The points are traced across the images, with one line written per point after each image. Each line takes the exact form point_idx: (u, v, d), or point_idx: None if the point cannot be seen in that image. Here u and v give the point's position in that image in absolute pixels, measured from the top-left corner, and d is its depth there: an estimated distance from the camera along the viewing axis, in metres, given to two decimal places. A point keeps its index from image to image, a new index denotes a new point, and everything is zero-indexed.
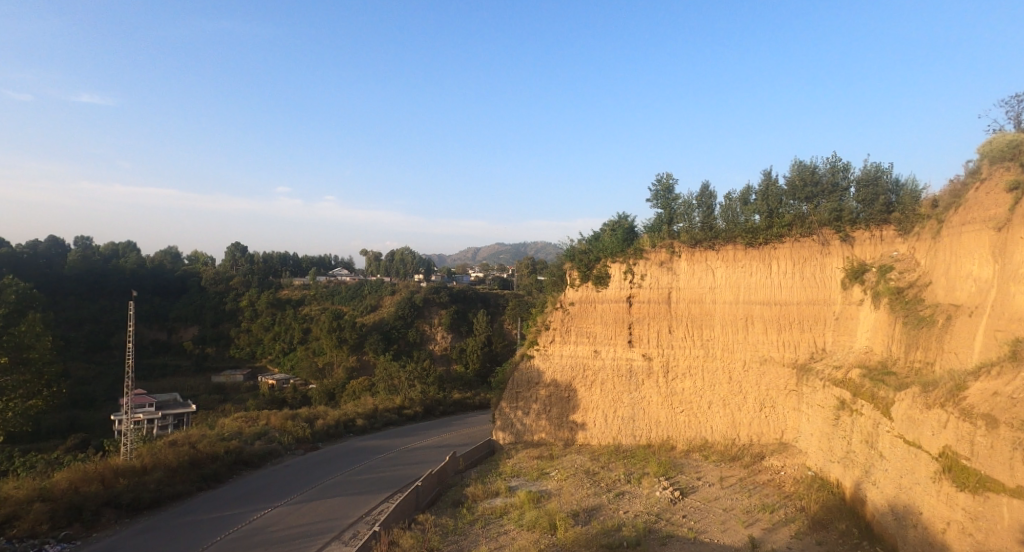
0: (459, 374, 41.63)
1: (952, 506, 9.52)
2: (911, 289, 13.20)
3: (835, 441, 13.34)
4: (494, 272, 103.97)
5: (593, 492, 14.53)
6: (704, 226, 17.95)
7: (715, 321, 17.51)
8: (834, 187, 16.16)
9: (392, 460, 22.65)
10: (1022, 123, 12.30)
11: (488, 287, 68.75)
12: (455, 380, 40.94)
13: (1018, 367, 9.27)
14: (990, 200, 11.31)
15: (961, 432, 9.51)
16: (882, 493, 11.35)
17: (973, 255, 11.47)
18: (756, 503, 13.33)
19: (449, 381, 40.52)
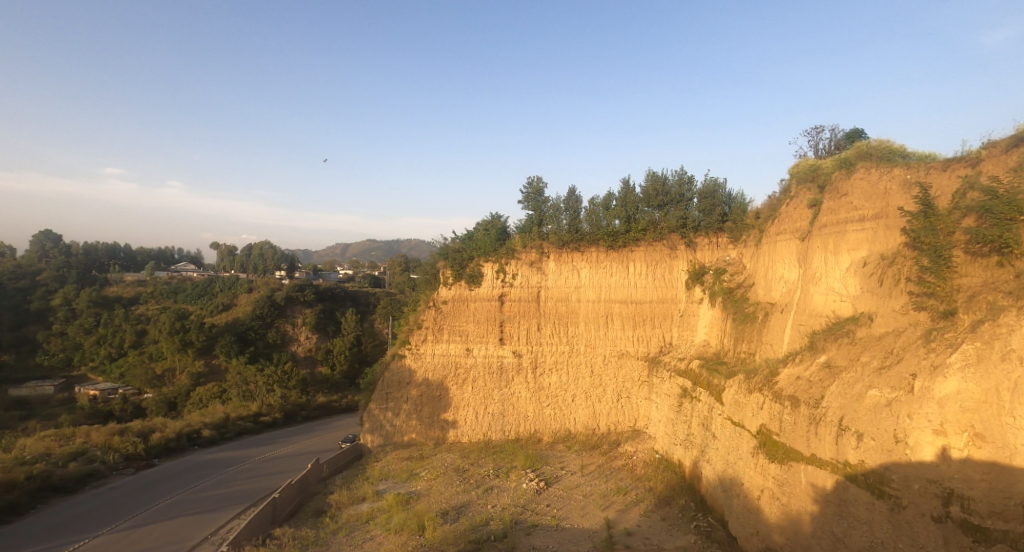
0: (324, 376, 39.50)
1: (765, 476, 11.14)
2: (739, 289, 15.18)
3: (678, 425, 14.89)
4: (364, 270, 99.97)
5: (463, 489, 14.65)
6: (571, 228, 18.98)
7: (579, 318, 18.63)
8: (681, 197, 17.95)
9: (246, 472, 20.82)
10: (818, 152, 14.82)
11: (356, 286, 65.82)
12: (320, 383, 38.83)
13: (815, 354, 11.25)
14: (797, 214, 13.45)
15: (773, 412, 11.21)
16: (713, 469, 12.91)
17: (784, 260, 13.55)
18: (611, 487, 14.42)
19: (314, 384, 38.34)
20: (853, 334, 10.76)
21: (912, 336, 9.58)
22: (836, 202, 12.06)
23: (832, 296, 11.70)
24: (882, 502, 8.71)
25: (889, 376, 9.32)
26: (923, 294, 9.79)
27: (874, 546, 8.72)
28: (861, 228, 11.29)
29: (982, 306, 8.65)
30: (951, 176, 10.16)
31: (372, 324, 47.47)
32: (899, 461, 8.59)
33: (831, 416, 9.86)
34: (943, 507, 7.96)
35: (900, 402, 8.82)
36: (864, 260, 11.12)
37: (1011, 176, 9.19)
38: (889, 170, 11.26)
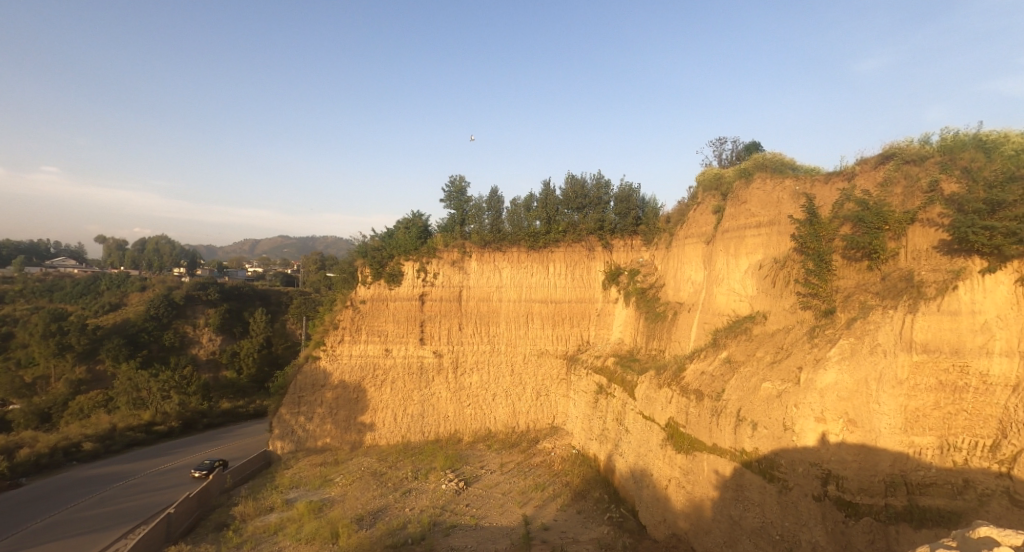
0: (229, 380, 37.00)
1: (672, 466, 11.79)
2: (651, 290, 15.97)
3: (594, 421, 15.39)
4: (276, 269, 94.74)
5: (380, 493, 14.29)
6: (493, 228, 19.12)
7: (500, 318, 18.80)
8: (598, 200, 18.64)
9: (132, 488, 18.98)
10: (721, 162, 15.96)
11: (266, 284, 62.15)
12: (224, 388, 36.34)
13: (717, 351, 12.09)
14: (702, 219, 14.38)
15: (680, 405, 11.90)
16: (626, 461, 13.48)
17: (690, 262, 14.43)
18: (530, 484, 14.65)
19: (217, 389, 35.82)
20: (750, 331, 11.70)
21: (799, 333, 10.58)
22: (736, 209, 13.02)
23: (732, 296, 12.61)
24: (772, 485, 9.50)
25: (780, 369, 10.20)
26: (809, 295, 10.81)
27: (765, 526, 9.50)
28: (758, 233, 12.28)
29: (856, 305, 9.82)
30: (832, 188, 11.32)
31: (283, 324, 44.92)
32: (787, 447, 9.42)
33: (731, 407, 10.62)
34: (822, 487, 8.85)
35: (789, 393, 9.66)
36: (760, 263, 12.11)
37: (879, 191, 10.41)
38: (781, 181, 12.32)
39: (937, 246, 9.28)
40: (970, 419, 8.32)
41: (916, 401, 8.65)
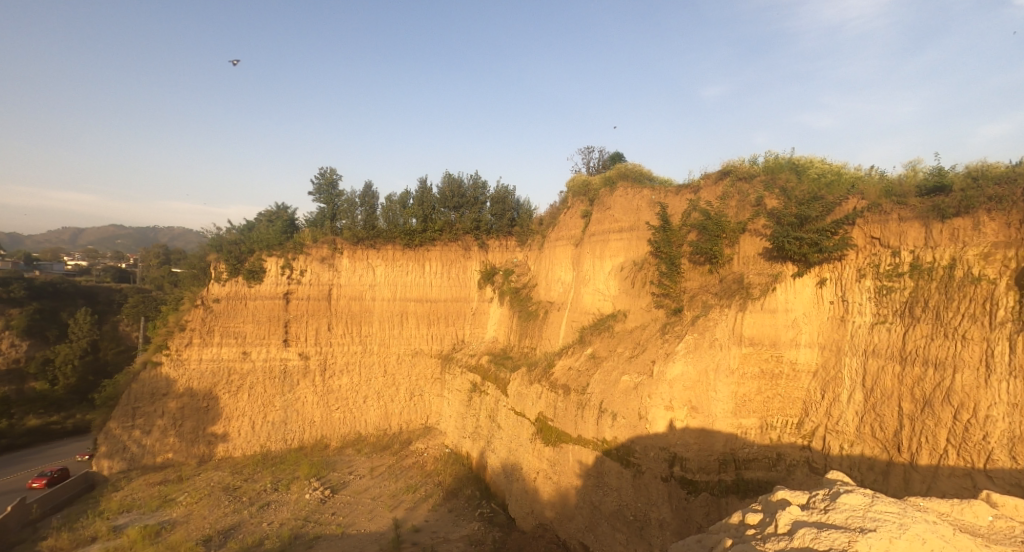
0: (40, 393, 31.34)
1: (541, 458, 12.28)
2: (524, 289, 16.54)
3: (467, 419, 15.52)
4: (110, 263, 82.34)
5: (232, 510, 13.06)
6: (366, 224, 18.44)
7: (374, 317, 18.21)
8: (475, 200, 19.05)
9: None
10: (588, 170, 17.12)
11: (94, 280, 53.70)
12: (31, 402, 30.68)
13: (583, 347, 12.88)
14: (571, 223, 15.27)
15: (549, 400, 12.45)
16: (497, 457, 13.78)
17: (560, 263, 15.18)
18: (401, 486, 14.37)
19: (21, 404, 30.12)
20: (612, 328, 12.63)
21: (653, 329, 11.63)
22: (602, 214, 14.02)
23: (597, 296, 13.49)
24: (628, 470, 10.31)
25: (636, 363, 11.12)
26: (662, 295, 11.94)
27: (621, 508, 10.27)
28: (620, 237, 13.32)
29: (700, 304, 11.06)
30: (681, 199, 12.61)
31: (114, 326, 39.02)
32: (641, 434, 10.29)
33: (593, 400, 11.34)
34: (669, 468, 9.79)
35: (643, 385, 10.53)
36: (621, 265, 13.14)
37: (718, 203, 11.80)
38: (640, 191, 13.44)
39: (761, 253, 10.77)
40: (783, 402, 9.74)
41: (744, 388, 9.96)
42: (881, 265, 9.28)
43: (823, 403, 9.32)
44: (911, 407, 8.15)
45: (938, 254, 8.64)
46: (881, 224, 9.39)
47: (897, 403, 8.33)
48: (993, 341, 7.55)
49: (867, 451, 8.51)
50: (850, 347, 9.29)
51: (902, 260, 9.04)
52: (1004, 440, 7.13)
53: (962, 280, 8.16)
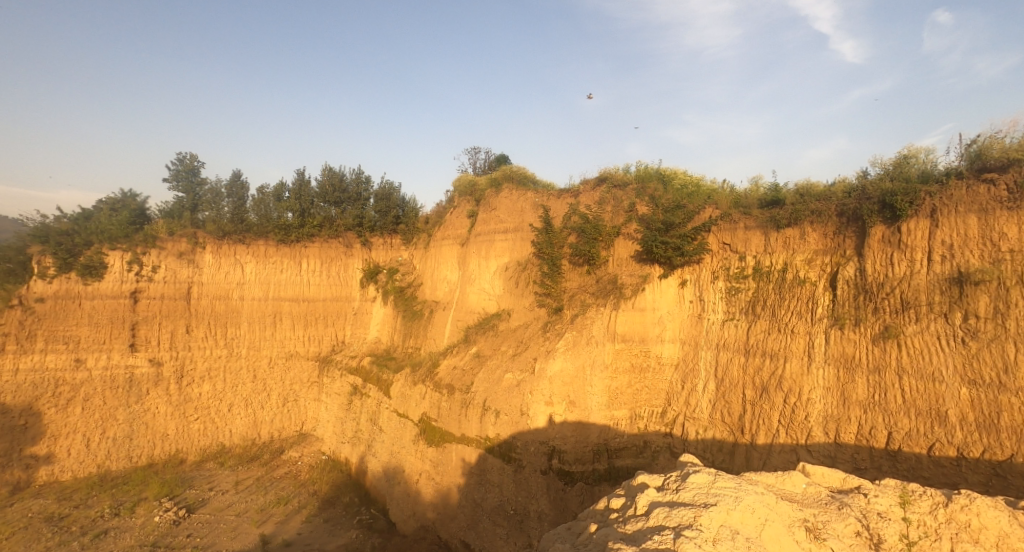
0: None
1: (424, 460, 12.12)
2: (409, 288, 16.25)
3: (347, 423, 14.85)
4: None
5: (57, 543, 11.27)
6: (234, 217, 17.10)
7: (242, 318, 16.76)
8: (358, 196, 18.22)
9: None
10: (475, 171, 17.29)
11: None
12: None
13: (468, 346, 12.98)
14: (458, 222, 15.33)
15: (433, 400, 12.34)
16: (379, 461, 13.34)
17: (446, 263, 15.12)
18: (271, 499, 13.37)
19: None
20: (496, 327, 12.88)
21: (535, 328, 12.05)
22: (487, 214, 14.25)
23: (482, 295, 13.65)
24: (510, 465, 10.58)
25: (519, 360, 11.45)
26: (543, 294, 12.40)
27: (502, 504, 10.48)
28: (505, 238, 13.64)
29: (578, 303, 11.70)
30: (562, 203, 13.21)
31: None
32: (523, 430, 10.64)
33: (477, 398, 11.45)
34: (547, 461, 10.23)
35: (525, 382, 10.88)
36: (505, 266, 13.46)
37: (595, 207, 12.54)
38: (524, 193, 13.87)
39: (632, 255, 11.64)
40: (650, 393, 10.54)
41: (616, 381, 10.66)
42: (730, 268, 10.47)
43: (683, 393, 10.22)
44: (752, 394, 9.26)
45: (774, 259, 9.95)
46: (731, 232, 10.61)
47: (741, 391, 9.42)
48: (814, 334, 8.83)
49: (718, 434, 9.51)
50: (705, 342, 10.32)
51: (747, 264, 10.29)
52: (821, 418, 8.35)
53: (792, 282, 9.49)
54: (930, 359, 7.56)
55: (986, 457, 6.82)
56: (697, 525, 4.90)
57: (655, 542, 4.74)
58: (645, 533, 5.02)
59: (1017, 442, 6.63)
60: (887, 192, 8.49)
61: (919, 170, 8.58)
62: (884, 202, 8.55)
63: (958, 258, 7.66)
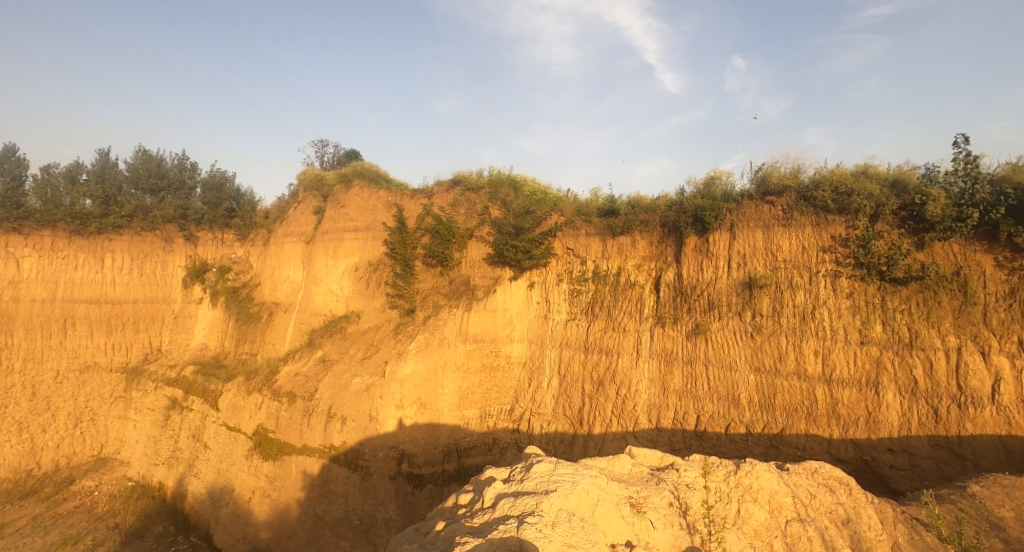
0: None
1: (258, 476, 11.10)
2: (244, 289, 14.72)
3: (162, 443, 12.96)
4: None
5: None
6: (8, 201, 14.61)
7: (17, 324, 14.55)
8: (181, 184, 16.09)
9: None
10: (324, 165, 16.29)
11: None
12: None
13: (312, 350, 12.24)
14: (303, 218, 14.35)
15: (270, 410, 11.43)
16: (202, 482, 11.87)
17: (288, 261, 14.04)
18: (54, 541, 11.28)
19: None
20: (344, 330, 12.33)
21: (386, 330, 11.83)
22: (336, 212, 13.60)
23: (329, 296, 12.96)
24: (356, 474, 10.20)
25: (369, 364, 11.15)
26: (395, 295, 12.22)
27: (347, 514, 10.02)
28: (355, 237, 13.17)
29: (431, 304, 11.78)
30: (416, 203, 13.11)
31: None
32: (371, 435, 10.37)
33: (322, 406, 10.89)
34: (396, 466, 10.10)
35: (375, 386, 10.67)
36: (355, 266, 13.01)
37: (449, 209, 12.68)
38: (376, 191, 13.49)
39: (484, 258, 11.98)
40: (499, 391, 10.86)
41: (467, 381, 10.86)
42: (573, 272, 11.30)
43: (529, 390, 10.71)
44: (590, 388, 10.08)
45: (610, 264, 10.97)
46: (573, 237, 11.46)
47: (581, 385, 10.20)
48: (641, 332, 9.92)
49: (560, 427, 10.16)
50: (550, 340, 10.95)
51: (588, 268, 11.19)
52: (645, 407, 9.39)
53: (624, 285, 10.56)
54: (729, 351, 8.92)
55: (765, 431, 8.24)
56: (538, 511, 5.15)
57: (500, 532, 4.85)
58: (490, 524, 5.12)
59: (787, 418, 8.13)
60: (698, 207, 9.87)
61: (722, 190, 10.07)
62: (696, 216, 9.93)
63: (748, 266, 9.18)
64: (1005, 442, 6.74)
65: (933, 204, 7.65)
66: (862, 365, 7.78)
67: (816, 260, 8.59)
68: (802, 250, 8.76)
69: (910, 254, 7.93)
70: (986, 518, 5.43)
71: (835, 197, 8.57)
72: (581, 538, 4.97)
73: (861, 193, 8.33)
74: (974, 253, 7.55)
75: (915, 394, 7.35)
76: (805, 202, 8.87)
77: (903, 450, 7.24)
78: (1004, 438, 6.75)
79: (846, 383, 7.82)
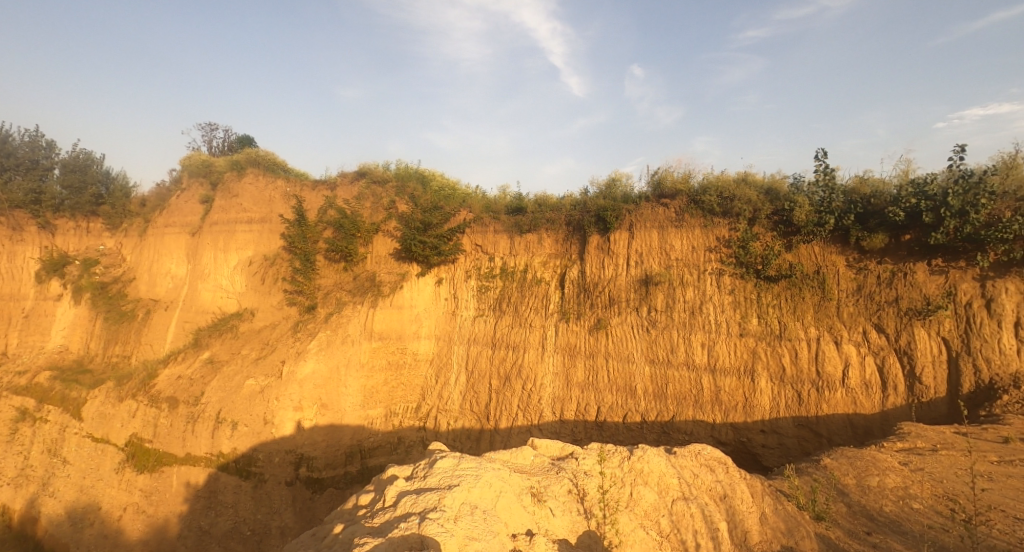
0: None
1: (131, 491, 10.07)
2: (115, 284, 13.24)
3: (4, 461, 11.21)
4: None
5: None
6: None
7: None
8: (34, 164, 14.26)
9: None
10: (214, 151, 15.09)
11: None
12: None
13: (198, 351, 11.31)
14: (187, 208, 13.19)
15: (147, 418, 10.56)
16: (59, 502, 10.39)
17: (170, 255, 12.86)
18: None
19: None
20: (236, 329, 11.51)
21: (284, 328, 11.18)
22: (227, 202, 12.68)
23: (220, 293, 12.09)
24: (248, 482, 9.58)
25: (263, 365, 10.50)
26: (294, 292, 11.59)
27: (237, 525, 9.33)
28: (249, 229, 12.36)
29: (333, 301, 11.31)
30: (318, 195, 12.54)
31: None
32: (266, 440, 9.80)
33: (209, 410, 10.14)
34: (294, 471, 9.62)
35: (270, 388, 10.09)
36: (250, 260, 12.21)
37: (353, 202, 12.23)
38: (273, 181, 12.78)
39: (391, 253, 11.72)
40: (405, 389, 10.64)
41: (372, 380, 10.56)
42: (482, 268, 11.36)
43: (436, 387, 10.61)
44: (496, 383, 10.19)
45: (517, 261, 11.16)
46: (482, 234, 11.54)
47: (488, 381, 10.28)
48: (546, 327, 10.18)
49: (466, 423, 10.18)
50: (457, 336, 10.92)
51: (496, 264, 11.30)
52: (548, 400, 9.68)
53: (531, 282, 10.79)
54: (626, 345, 9.43)
55: (658, 419, 8.80)
56: (440, 506, 4.63)
57: (401, 530, 4.29)
58: (392, 523, 4.49)
59: (676, 405, 8.75)
60: (600, 208, 10.34)
61: (622, 191, 10.59)
62: (598, 216, 10.39)
63: (645, 264, 9.75)
64: (852, 420, 7.71)
65: (799, 210, 8.60)
66: (740, 355, 8.57)
67: (703, 259, 9.32)
68: (691, 249, 9.46)
69: (781, 255, 8.82)
70: (834, 485, 6.15)
71: (720, 202, 9.37)
72: (484, 531, 4.52)
73: (741, 198, 9.16)
74: (831, 254, 8.55)
75: (783, 380, 8.21)
76: (694, 205, 9.59)
77: (773, 430, 8.06)
78: (852, 416, 7.72)
79: (727, 372, 8.56)
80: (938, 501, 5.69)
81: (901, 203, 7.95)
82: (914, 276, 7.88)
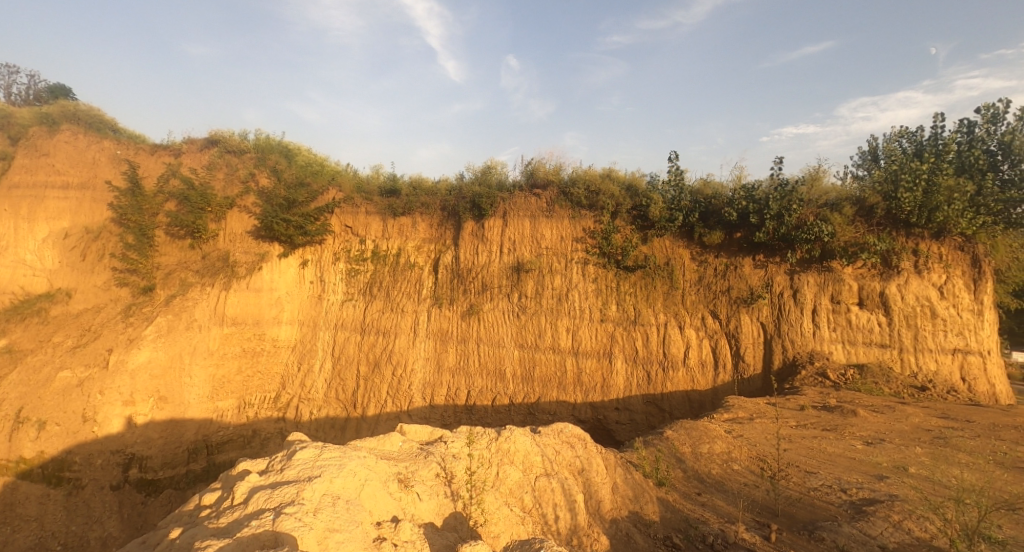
0: None
1: None
2: None
3: None
4: None
5: None
6: None
7: None
8: None
9: None
10: (11, 99, 12.46)
11: None
12: None
13: None
14: None
15: None
16: None
17: None
18: None
19: None
20: (46, 313, 9.76)
21: (111, 312, 9.69)
22: (33, 161, 10.66)
23: (22, 270, 10.13)
24: (58, 490, 8.17)
25: (82, 354, 9.04)
26: (126, 270, 10.10)
27: (41, 541, 7.65)
28: (63, 196, 10.51)
29: (176, 282, 10.06)
30: (157, 161, 11.02)
31: None
32: (84, 441, 8.46)
33: (6, 409, 8.54)
34: (122, 473, 8.43)
35: (92, 381, 8.75)
36: (66, 232, 10.42)
37: (203, 172, 10.94)
38: (98, 141, 11.03)
39: (248, 231, 10.66)
40: (262, 379, 9.91)
41: (222, 369, 9.62)
42: (352, 251, 10.85)
43: (298, 375, 9.98)
44: (365, 369, 9.84)
45: (390, 244, 10.82)
46: (352, 215, 10.99)
47: (356, 367, 9.89)
48: (419, 313, 10.04)
49: (331, 412, 9.72)
50: (323, 322, 10.34)
51: (367, 247, 10.86)
52: (418, 385, 9.58)
53: (403, 266, 10.56)
54: (497, 330, 9.64)
55: (525, 401, 9.17)
56: (299, 500, 4.27)
57: (252, 528, 3.88)
58: (241, 521, 4.02)
59: (542, 387, 9.17)
60: (475, 194, 10.39)
61: (497, 178, 10.73)
62: (473, 202, 10.44)
63: (517, 251, 10.01)
64: (690, 395, 8.69)
65: (654, 207, 9.41)
66: (600, 338, 9.21)
67: (571, 249, 9.82)
68: (560, 239, 9.92)
69: (637, 247, 9.61)
70: (673, 454, 6.88)
71: (587, 195, 9.91)
72: (346, 521, 4.26)
73: (606, 193, 9.77)
74: (679, 247, 9.52)
75: (635, 361, 9.00)
76: (564, 196, 10.05)
77: (625, 407, 8.79)
78: (690, 392, 8.70)
79: (588, 354, 9.17)
80: (752, 462, 6.61)
81: (735, 205, 9.05)
82: (741, 269, 9.08)
